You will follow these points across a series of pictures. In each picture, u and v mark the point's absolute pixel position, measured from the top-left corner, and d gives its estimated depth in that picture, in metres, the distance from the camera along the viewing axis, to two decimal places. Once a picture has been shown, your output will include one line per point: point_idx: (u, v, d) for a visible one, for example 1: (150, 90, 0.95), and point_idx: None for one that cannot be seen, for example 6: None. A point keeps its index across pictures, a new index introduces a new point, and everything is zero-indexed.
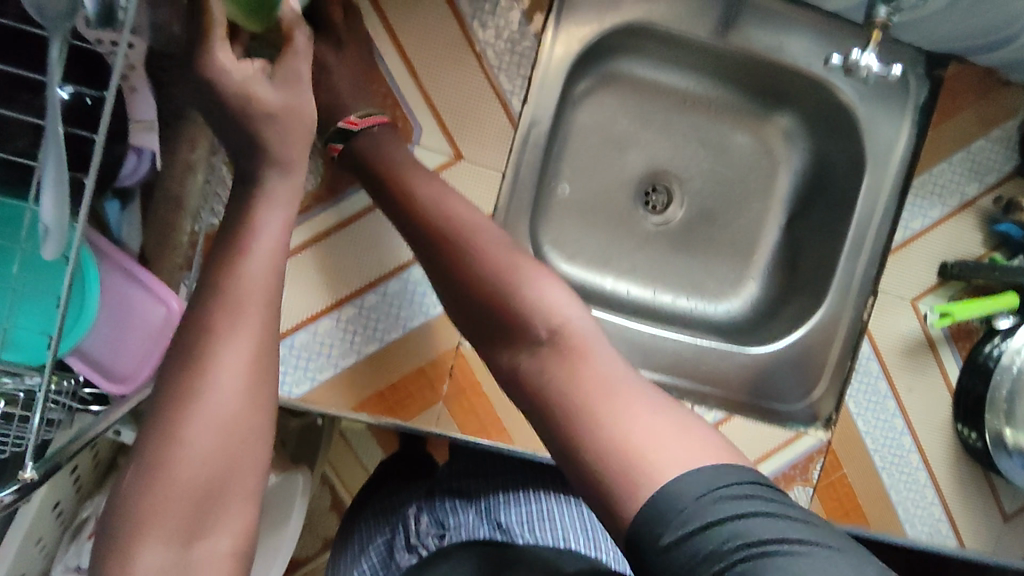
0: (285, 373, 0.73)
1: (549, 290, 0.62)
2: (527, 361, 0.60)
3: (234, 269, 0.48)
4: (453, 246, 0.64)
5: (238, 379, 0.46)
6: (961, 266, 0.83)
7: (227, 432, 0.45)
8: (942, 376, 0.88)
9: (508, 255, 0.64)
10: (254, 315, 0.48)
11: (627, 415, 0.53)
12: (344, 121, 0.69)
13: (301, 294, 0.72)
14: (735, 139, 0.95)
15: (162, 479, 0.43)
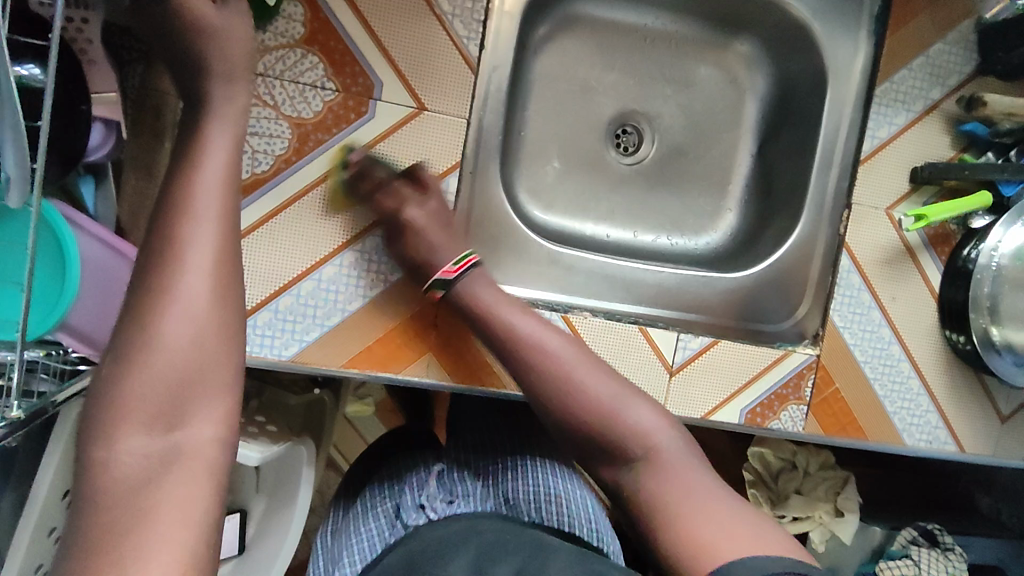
0: (273, 335, 0.74)
1: (649, 414, 0.64)
2: (618, 471, 0.63)
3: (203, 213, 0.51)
4: (556, 377, 0.66)
5: (216, 298, 0.49)
6: (932, 168, 0.84)
7: (202, 347, 0.48)
8: (925, 283, 0.89)
9: (605, 380, 0.66)
10: (220, 234, 0.51)
11: (699, 503, 0.57)
12: (441, 269, 0.74)
13: (282, 254, 0.73)
14: (699, 72, 0.95)
15: (139, 388, 0.46)
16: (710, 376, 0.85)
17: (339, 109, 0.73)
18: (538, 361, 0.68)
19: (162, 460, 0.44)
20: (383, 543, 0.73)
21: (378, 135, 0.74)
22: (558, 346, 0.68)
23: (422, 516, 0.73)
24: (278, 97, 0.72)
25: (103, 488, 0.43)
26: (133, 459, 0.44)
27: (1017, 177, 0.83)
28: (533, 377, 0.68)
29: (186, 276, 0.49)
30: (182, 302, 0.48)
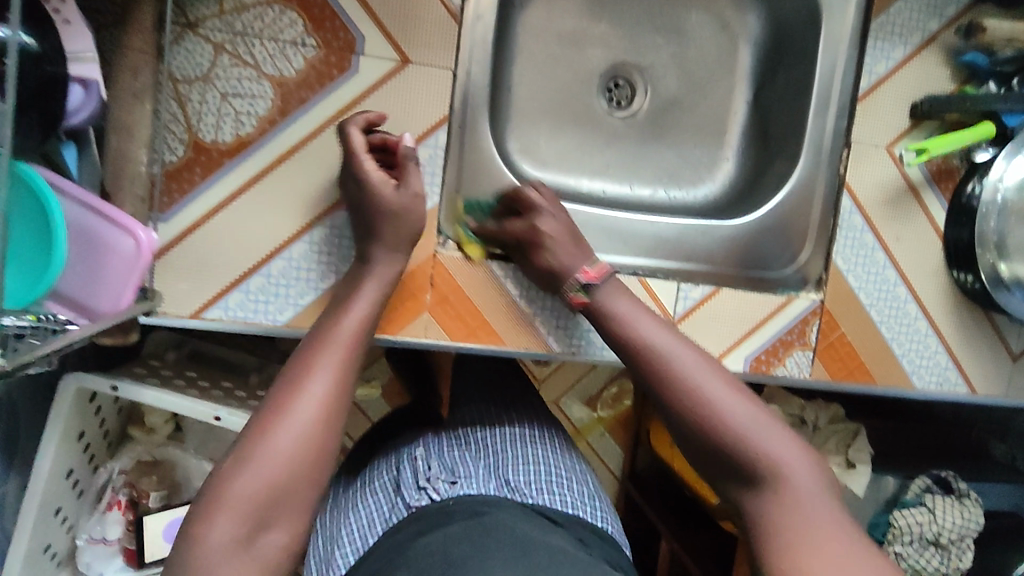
0: (267, 301, 0.73)
1: (759, 414, 0.61)
2: (743, 490, 0.60)
3: (336, 341, 0.62)
4: (696, 411, 0.62)
5: (325, 407, 0.57)
6: (932, 101, 0.82)
7: (312, 437, 0.56)
8: (929, 222, 0.87)
9: (743, 403, 0.62)
10: (347, 352, 0.62)
11: (806, 528, 0.54)
12: (581, 274, 0.71)
13: (273, 215, 0.73)
14: (691, 18, 0.93)
15: (249, 469, 0.53)
16: (712, 325, 0.84)
17: (320, 65, 0.71)
18: (685, 397, 0.62)
19: (242, 548, 0.51)
20: (382, 521, 0.72)
21: (366, 88, 0.73)
22: (702, 374, 0.63)
23: (422, 496, 0.71)
24: (259, 56, 0.70)
25: (196, 553, 0.50)
26: (219, 543, 0.50)
27: (1021, 107, 0.80)
28: (674, 423, 0.63)
29: (299, 413, 0.56)
30: (307, 402, 0.57)
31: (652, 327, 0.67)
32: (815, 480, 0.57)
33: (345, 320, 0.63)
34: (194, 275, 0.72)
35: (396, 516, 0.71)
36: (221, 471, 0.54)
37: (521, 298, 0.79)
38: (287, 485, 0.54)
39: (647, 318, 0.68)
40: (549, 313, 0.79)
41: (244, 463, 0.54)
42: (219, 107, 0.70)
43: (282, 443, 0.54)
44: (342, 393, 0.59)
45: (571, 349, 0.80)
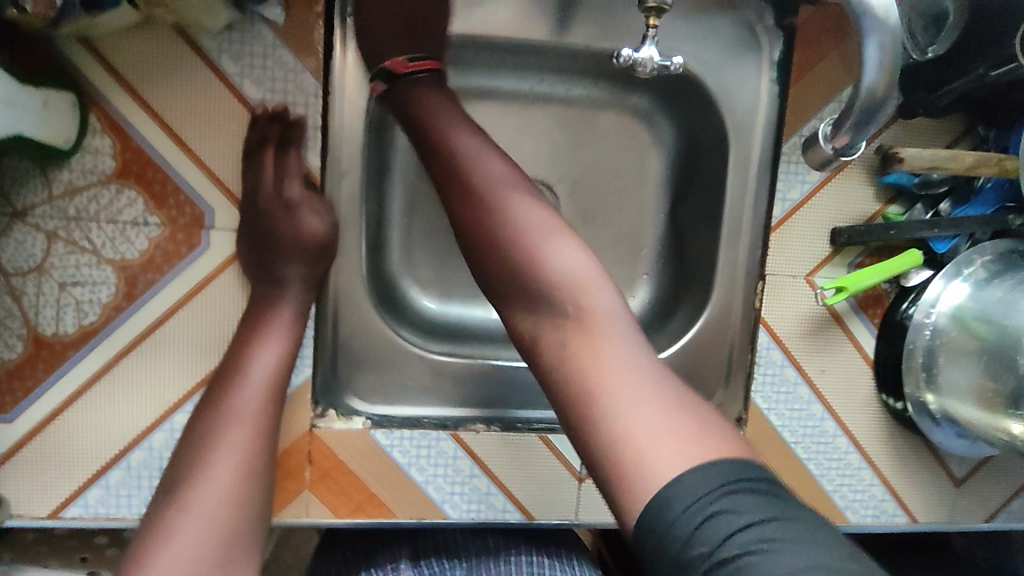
0: (130, 495, 0.69)
1: (586, 258, 0.57)
2: (543, 323, 0.56)
3: (243, 415, 0.59)
4: (479, 205, 0.58)
5: (240, 476, 0.56)
6: (850, 231, 0.76)
7: (233, 505, 0.55)
8: (858, 350, 0.81)
9: (547, 222, 0.57)
10: (262, 417, 0.60)
11: (636, 408, 0.49)
12: (389, 62, 0.66)
13: (128, 406, 0.67)
14: (600, 130, 0.86)
15: (160, 561, 0.51)
16: None
17: (165, 245, 0.65)
18: (467, 191, 0.59)
19: None
20: None
21: (218, 264, 0.66)
22: (496, 170, 0.59)
23: None
24: (97, 240, 0.64)
25: None
26: None
27: (948, 231, 0.74)
28: (456, 199, 0.60)
29: (212, 473, 0.55)
30: (211, 496, 0.54)
31: (467, 128, 0.62)
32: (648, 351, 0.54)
33: (252, 371, 0.62)
34: (48, 474, 0.67)
35: None
36: (132, 557, 0.52)
37: (410, 466, 0.73)
38: (215, 551, 0.53)
39: (468, 129, 0.62)
40: (441, 480, 0.74)
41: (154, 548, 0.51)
42: (56, 297, 0.64)
43: (205, 506, 0.54)
44: (253, 460, 0.58)
45: (467, 515, 0.75)
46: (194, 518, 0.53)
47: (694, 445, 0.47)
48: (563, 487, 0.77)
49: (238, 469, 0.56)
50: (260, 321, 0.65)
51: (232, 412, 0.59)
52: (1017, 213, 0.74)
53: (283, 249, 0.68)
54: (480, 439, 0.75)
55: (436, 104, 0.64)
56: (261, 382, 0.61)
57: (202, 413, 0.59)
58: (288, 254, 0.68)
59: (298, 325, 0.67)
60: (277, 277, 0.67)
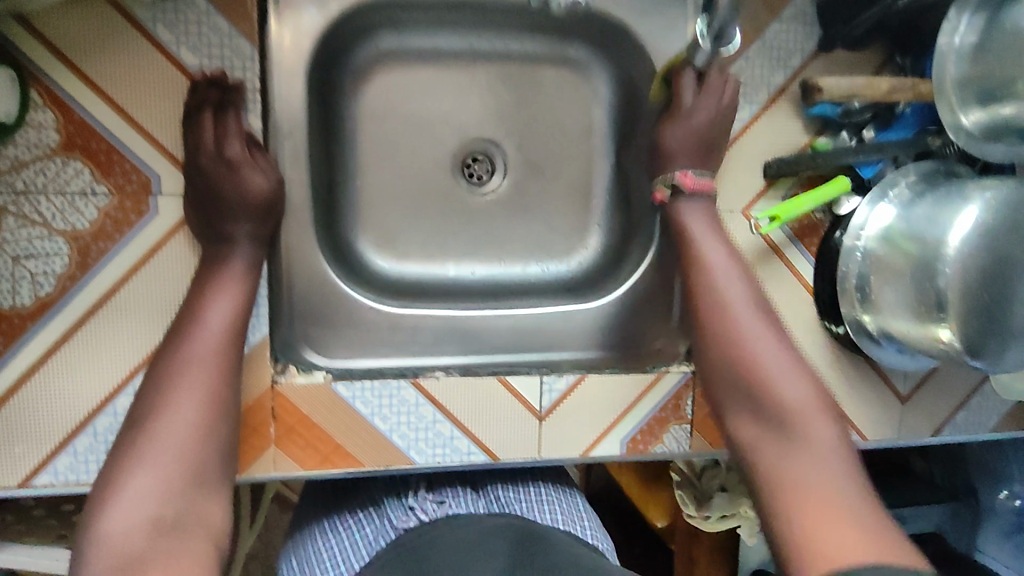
0: (97, 460, 0.70)
1: (809, 389, 0.68)
2: (764, 433, 0.66)
3: (202, 357, 0.63)
4: (746, 378, 0.69)
5: (202, 411, 0.60)
6: (781, 162, 0.79)
7: (197, 438, 0.59)
8: (796, 278, 0.85)
9: (785, 357, 0.70)
10: (222, 356, 0.64)
11: (804, 481, 0.61)
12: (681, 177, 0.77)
13: (90, 372, 0.69)
14: (542, 85, 0.89)
15: (131, 493, 0.55)
16: (580, 413, 0.81)
17: (116, 212, 0.67)
18: (712, 303, 0.73)
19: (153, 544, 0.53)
20: (368, 543, 0.74)
21: (167, 229, 0.68)
22: (759, 344, 0.70)
23: (411, 518, 0.75)
24: (47, 212, 0.66)
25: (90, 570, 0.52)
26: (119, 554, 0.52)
27: (873, 157, 0.78)
28: (738, 364, 0.70)
29: (176, 408, 0.59)
30: (175, 432, 0.58)
31: (733, 286, 0.73)
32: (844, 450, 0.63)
33: (209, 315, 0.65)
34: (19, 444, 0.69)
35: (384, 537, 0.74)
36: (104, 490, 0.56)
37: (374, 416, 0.76)
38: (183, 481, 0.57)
39: (740, 287, 0.74)
40: (405, 427, 0.77)
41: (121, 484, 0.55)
42: (12, 270, 0.66)
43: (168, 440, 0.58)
44: (214, 396, 0.62)
45: (433, 460, 0.78)
46: (161, 446, 0.57)
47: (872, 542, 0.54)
48: (524, 426, 0.80)
49: (201, 406, 0.60)
50: (217, 274, 0.67)
51: (191, 353, 0.62)
52: (936, 135, 0.79)
53: (237, 211, 0.69)
54: (439, 385, 0.77)
55: (687, 232, 0.77)
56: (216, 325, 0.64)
57: (164, 356, 0.63)
58: (238, 214, 0.69)
59: (252, 274, 0.69)
60: (226, 236, 0.68)
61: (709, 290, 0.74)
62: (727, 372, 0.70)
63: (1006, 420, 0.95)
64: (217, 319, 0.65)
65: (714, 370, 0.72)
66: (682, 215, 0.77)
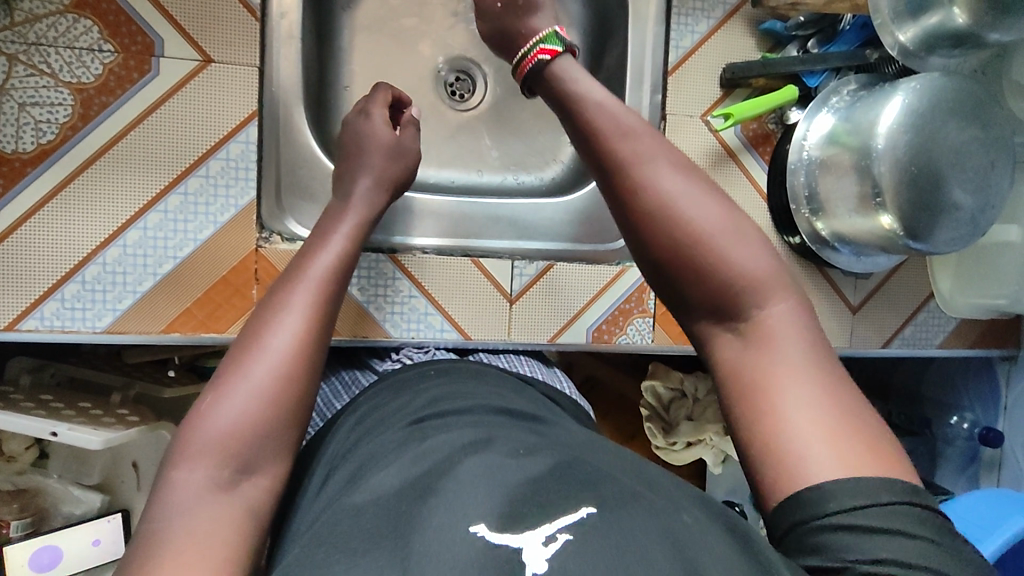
0: (85, 308, 0.73)
1: (759, 254, 0.54)
2: (722, 323, 0.53)
3: (306, 284, 0.60)
4: (697, 254, 0.53)
5: (300, 342, 0.56)
6: (735, 68, 0.89)
7: (287, 371, 0.55)
8: (752, 183, 0.94)
9: (718, 212, 0.54)
10: (324, 286, 0.61)
11: (800, 400, 0.47)
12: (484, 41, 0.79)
13: (83, 223, 0.72)
14: None
15: (220, 414, 0.51)
16: (548, 300, 0.86)
17: (121, 70, 0.72)
18: (660, 207, 0.54)
19: (217, 489, 0.48)
20: (350, 390, 0.76)
21: (168, 89, 0.74)
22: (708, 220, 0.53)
23: (396, 363, 0.77)
24: (55, 64, 0.71)
25: (161, 502, 0.47)
26: (188, 487, 0.47)
27: (817, 67, 0.86)
28: (682, 245, 0.53)
29: (277, 330, 0.56)
30: (271, 353, 0.55)
31: (669, 177, 0.55)
32: (799, 316, 0.51)
33: (317, 258, 0.63)
34: (4, 290, 0.70)
35: (367, 380, 0.76)
36: (192, 414, 0.52)
37: (353, 287, 0.80)
38: (264, 419, 0.52)
39: (666, 164, 0.56)
40: (382, 301, 0.81)
41: (200, 417, 0.51)
42: (17, 117, 0.70)
43: (259, 373, 0.54)
44: (317, 327, 0.58)
45: (407, 334, 0.82)
46: (244, 387, 0.53)
47: (840, 433, 0.45)
48: (496, 308, 0.84)
49: (304, 334, 0.57)
50: (326, 231, 0.67)
51: (292, 300, 0.59)
52: (874, 50, 0.87)
53: (366, 150, 0.75)
54: (417, 261, 0.82)
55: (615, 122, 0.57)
56: (319, 277, 0.62)
57: (278, 283, 0.61)
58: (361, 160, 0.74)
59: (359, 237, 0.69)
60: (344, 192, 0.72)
61: (654, 189, 0.55)
62: (670, 268, 0.54)
63: (952, 339, 1.02)
64: (327, 257, 0.64)
65: (653, 240, 0.55)
66: (564, 78, 0.63)
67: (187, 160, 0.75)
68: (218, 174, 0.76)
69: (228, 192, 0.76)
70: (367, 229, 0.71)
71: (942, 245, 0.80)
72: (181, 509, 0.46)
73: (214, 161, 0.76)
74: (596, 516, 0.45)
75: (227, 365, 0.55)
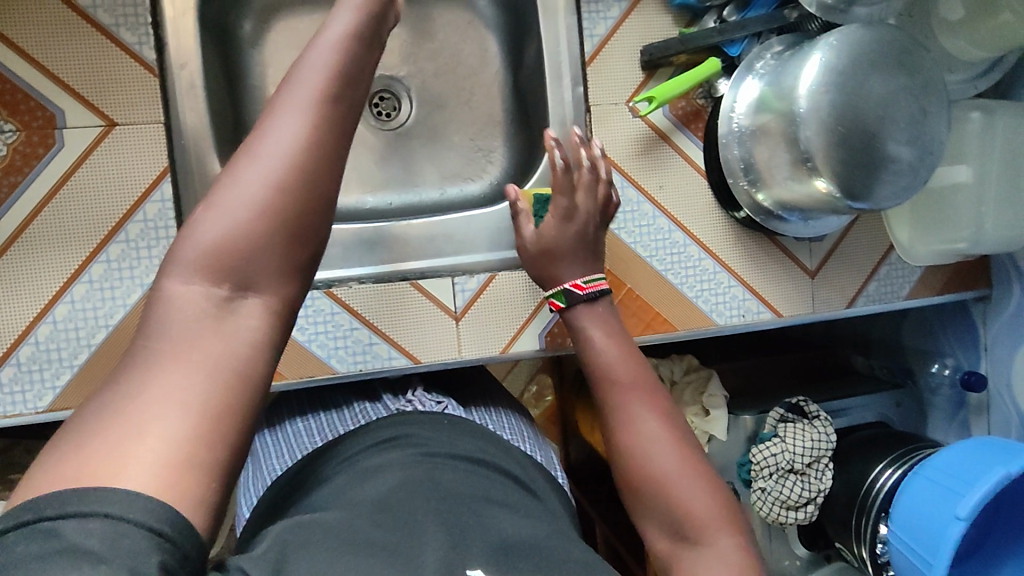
0: (25, 388, 0.73)
1: (710, 492, 0.64)
2: (677, 545, 0.64)
3: (304, 87, 0.48)
4: (659, 495, 0.64)
5: (302, 148, 0.46)
6: (652, 49, 0.87)
7: (286, 182, 0.45)
8: (688, 163, 0.91)
9: (681, 456, 0.65)
10: (325, 95, 0.48)
11: None
12: (570, 284, 0.75)
13: (12, 304, 0.72)
14: (436, 16, 0.95)
15: (210, 226, 0.44)
16: (493, 313, 0.85)
17: (26, 147, 0.72)
18: (636, 443, 0.67)
19: (215, 314, 0.43)
20: (358, 422, 0.77)
21: (74, 160, 0.73)
22: (675, 465, 0.65)
23: (408, 405, 0.77)
24: None
25: (156, 322, 0.42)
26: (186, 305, 0.43)
27: (737, 35, 0.85)
28: (655, 479, 0.65)
29: (275, 131, 0.46)
30: (267, 162, 0.45)
31: (651, 423, 0.67)
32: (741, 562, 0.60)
33: (311, 58, 0.49)
34: None
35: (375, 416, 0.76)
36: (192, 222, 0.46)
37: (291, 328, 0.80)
38: (258, 236, 0.44)
39: (646, 407, 0.68)
40: (324, 338, 0.80)
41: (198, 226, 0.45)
42: None
43: (254, 180, 0.45)
44: (323, 126, 0.47)
45: (355, 367, 0.81)
46: (238, 195, 0.45)
47: None
48: (440, 328, 0.83)
49: (307, 139, 0.46)
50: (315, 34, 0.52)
51: (285, 101, 0.47)
52: (793, 8, 0.85)
53: None
54: (353, 292, 0.81)
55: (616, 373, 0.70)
56: (320, 76, 0.49)
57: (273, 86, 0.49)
58: None
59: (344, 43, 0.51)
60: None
61: (636, 426, 0.67)
62: (650, 494, 0.65)
63: (919, 288, 0.99)
64: (320, 59, 0.50)
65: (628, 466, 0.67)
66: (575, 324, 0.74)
67: (105, 228, 0.74)
68: (138, 236, 0.75)
69: (150, 253, 0.75)
70: (347, 49, 0.50)
71: (885, 200, 0.77)
72: (183, 333, 0.42)
73: (132, 225, 0.75)
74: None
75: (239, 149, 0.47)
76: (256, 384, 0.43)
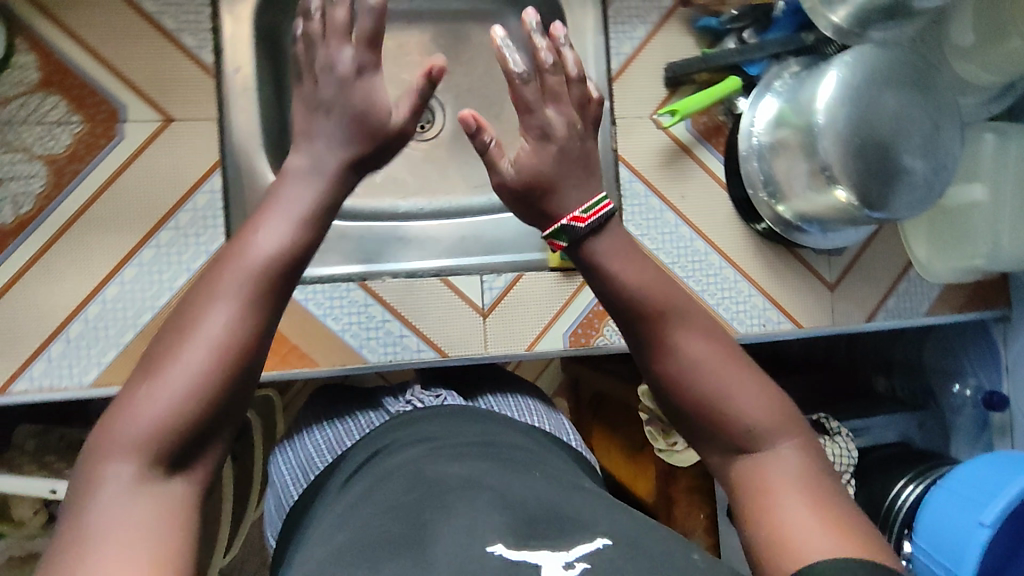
0: (71, 364, 0.76)
1: (764, 395, 0.52)
2: (727, 457, 0.52)
3: (234, 281, 0.48)
4: (704, 412, 0.52)
5: (231, 337, 0.47)
6: (676, 67, 0.92)
7: (206, 375, 0.46)
8: (710, 176, 0.95)
9: (728, 366, 0.53)
10: (269, 288, 0.49)
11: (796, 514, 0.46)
12: (568, 218, 0.57)
13: (65, 283, 0.76)
14: (473, 36, 1.01)
15: (140, 410, 0.44)
16: (520, 310, 0.88)
17: (90, 137, 0.77)
18: (679, 363, 0.53)
19: (146, 490, 0.43)
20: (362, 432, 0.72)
21: (133, 151, 0.78)
22: (724, 378, 0.52)
23: (408, 405, 0.72)
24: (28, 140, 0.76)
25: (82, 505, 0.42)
26: (114, 486, 0.42)
27: (756, 56, 0.89)
28: (697, 395, 0.53)
29: (209, 319, 0.47)
30: (194, 351, 0.46)
31: (697, 342, 0.54)
32: (808, 462, 0.50)
33: (255, 240, 0.50)
34: None
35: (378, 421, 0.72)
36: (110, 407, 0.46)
37: (326, 317, 0.83)
38: (186, 420, 0.45)
39: (691, 328, 0.54)
40: (357, 326, 0.83)
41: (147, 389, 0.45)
42: None
43: (184, 368, 0.45)
44: (248, 311, 0.48)
45: (386, 356, 0.84)
46: (180, 374, 0.45)
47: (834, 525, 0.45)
48: (468, 322, 0.86)
49: (241, 326, 0.47)
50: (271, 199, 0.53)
51: (218, 288, 0.48)
52: (810, 32, 0.89)
53: None
54: (386, 285, 0.85)
55: (658, 301, 0.55)
56: (259, 265, 0.49)
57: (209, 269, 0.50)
58: None
59: (309, 223, 0.53)
60: None
61: (677, 345, 0.54)
62: (691, 412, 0.53)
63: (938, 305, 1.00)
64: (278, 236, 0.51)
65: (666, 385, 0.54)
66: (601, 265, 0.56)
67: (156, 215, 0.79)
68: (187, 224, 0.79)
69: (198, 239, 0.79)
70: (306, 229, 0.52)
71: (901, 211, 0.80)
72: (118, 508, 0.42)
73: (182, 213, 0.79)
74: (612, 546, 0.43)
75: (156, 350, 0.47)
76: (192, 547, 0.43)
